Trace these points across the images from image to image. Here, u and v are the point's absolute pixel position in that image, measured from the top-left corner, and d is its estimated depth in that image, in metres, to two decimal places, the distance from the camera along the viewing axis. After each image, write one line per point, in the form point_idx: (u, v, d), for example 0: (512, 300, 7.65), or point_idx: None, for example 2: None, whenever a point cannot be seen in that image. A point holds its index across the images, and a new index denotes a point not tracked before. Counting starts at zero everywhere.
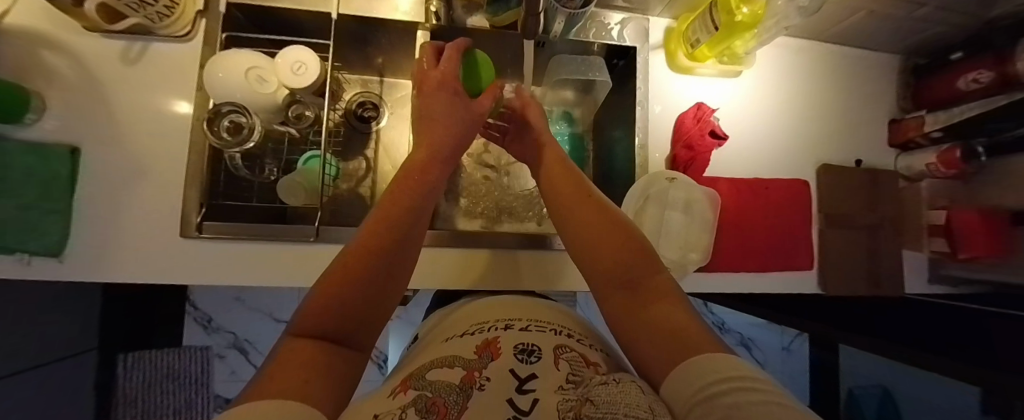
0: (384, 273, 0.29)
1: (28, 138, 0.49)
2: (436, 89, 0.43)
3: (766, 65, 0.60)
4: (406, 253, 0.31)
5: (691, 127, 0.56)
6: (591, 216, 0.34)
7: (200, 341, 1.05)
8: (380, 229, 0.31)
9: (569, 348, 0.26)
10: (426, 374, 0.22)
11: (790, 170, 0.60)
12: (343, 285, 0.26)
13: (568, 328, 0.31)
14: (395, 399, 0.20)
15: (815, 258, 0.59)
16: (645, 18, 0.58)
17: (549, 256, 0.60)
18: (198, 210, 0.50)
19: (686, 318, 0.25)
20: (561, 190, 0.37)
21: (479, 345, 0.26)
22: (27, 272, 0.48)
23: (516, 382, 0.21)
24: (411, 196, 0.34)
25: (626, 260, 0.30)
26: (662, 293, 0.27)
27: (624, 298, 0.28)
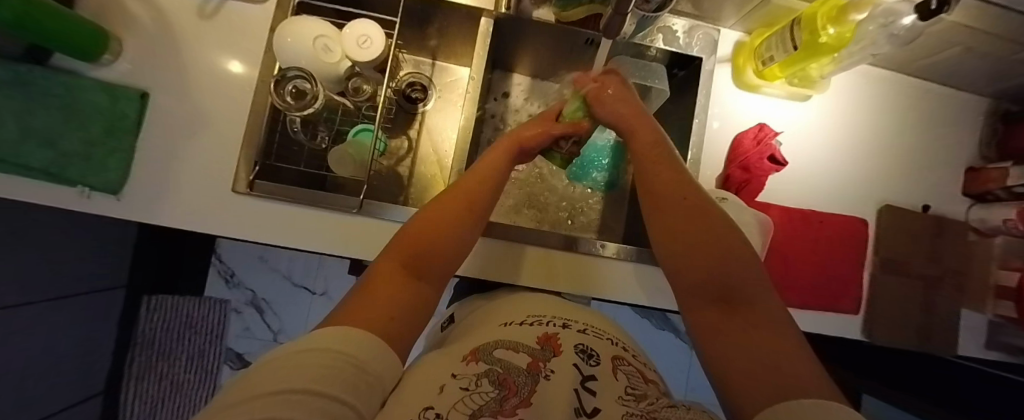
0: (442, 241, 0.32)
1: (105, 77, 0.52)
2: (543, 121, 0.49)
3: (840, 93, 0.57)
4: (470, 231, 0.35)
5: (750, 148, 0.53)
6: (693, 218, 0.33)
7: (222, 294, 1.08)
8: (460, 206, 0.35)
9: (627, 362, 0.28)
10: (494, 350, 0.26)
11: (851, 207, 0.57)
12: (422, 240, 0.31)
13: (621, 340, 0.33)
14: (469, 365, 0.24)
15: (863, 302, 0.56)
16: (715, 29, 0.56)
17: (582, 260, 0.59)
18: (251, 168, 0.52)
19: (794, 356, 0.22)
20: (662, 192, 0.36)
21: (540, 338, 0.29)
22: (86, 204, 0.50)
23: (579, 377, 0.24)
24: (489, 186, 0.38)
25: (725, 271, 0.29)
26: (766, 322, 0.25)
27: (715, 315, 0.28)
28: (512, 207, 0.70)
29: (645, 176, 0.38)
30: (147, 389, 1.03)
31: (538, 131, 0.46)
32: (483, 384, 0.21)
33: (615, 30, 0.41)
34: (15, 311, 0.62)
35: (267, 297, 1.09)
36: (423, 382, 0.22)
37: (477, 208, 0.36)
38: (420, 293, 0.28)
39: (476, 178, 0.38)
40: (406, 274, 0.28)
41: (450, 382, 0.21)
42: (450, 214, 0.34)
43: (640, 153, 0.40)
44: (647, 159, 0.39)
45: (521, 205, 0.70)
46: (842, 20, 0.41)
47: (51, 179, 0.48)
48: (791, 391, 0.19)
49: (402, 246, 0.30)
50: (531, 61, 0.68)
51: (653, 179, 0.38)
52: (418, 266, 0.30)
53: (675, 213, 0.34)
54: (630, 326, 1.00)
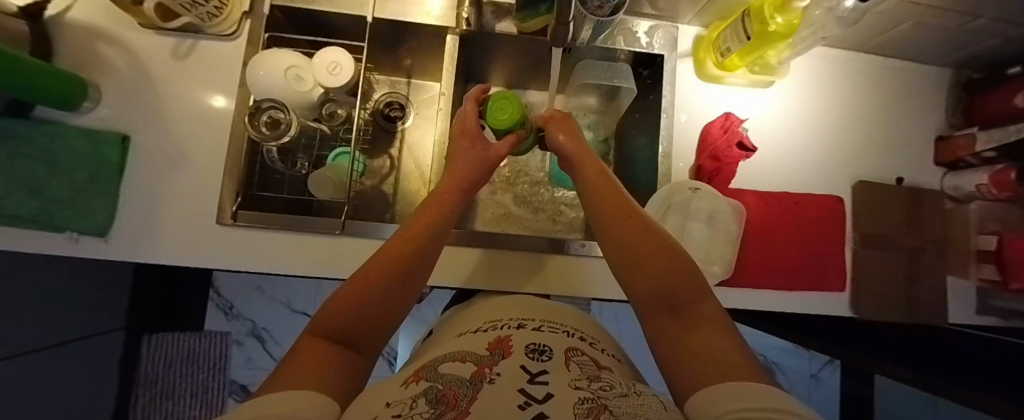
0: (375, 298, 0.33)
1: (86, 124, 0.53)
2: (461, 138, 0.51)
3: (801, 77, 0.59)
4: (405, 295, 0.36)
5: (718, 137, 0.53)
6: (648, 245, 0.39)
7: (222, 326, 1.10)
8: (398, 266, 0.36)
9: (579, 352, 0.36)
10: (440, 368, 0.30)
11: (826, 185, 0.58)
12: (348, 309, 0.31)
13: (577, 332, 0.42)
14: (411, 386, 0.27)
15: (848, 278, 0.56)
16: (674, 26, 0.58)
17: (567, 261, 0.60)
18: (233, 199, 0.53)
19: (724, 343, 0.29)
20: (619, 220, 0.42)
21: (492, 344, 0.37)
22: (75, 249, 0.51)
23: (529, 376, 0.28)
24: (425, 229, 0.40)
25: (671, 284, 0.35)
26: (706, 319, 0.32)
27: (665, 321, 0.34)
28: (494, 215, 0.71)
29: (603, 204, 0.45)
30: None
31: (473, 163, 0.48)
32: (419, 406, 0.22)
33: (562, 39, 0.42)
34: (17, 362, 0.63)
35: (267, 326, 1.11)
36: (360, 409, 0.23)
37: (411, 269, 0.37)
38: (352, 361, 0.29)
39: (421, 224, 0.40)
40: (334, 346, 0.29)
41: (382, 411, 0.22)
42: (373, 280, 0.34)
43: (596, 191, 0.46)
44: (599, 197, 0.45)
45: (505, 211, 0.71)
46: (788, 9, 0.43)
47: (39, 228, 0.49)
48: (724, 372, 0.25)
49: (327, 319, 0.30)
50: (503, 72, 0.70)
51: (607, 209, 0.44)
52: (345, 335, 0.30)
53: (630, 239, 0.40)
54: (626, 324, 1.01)
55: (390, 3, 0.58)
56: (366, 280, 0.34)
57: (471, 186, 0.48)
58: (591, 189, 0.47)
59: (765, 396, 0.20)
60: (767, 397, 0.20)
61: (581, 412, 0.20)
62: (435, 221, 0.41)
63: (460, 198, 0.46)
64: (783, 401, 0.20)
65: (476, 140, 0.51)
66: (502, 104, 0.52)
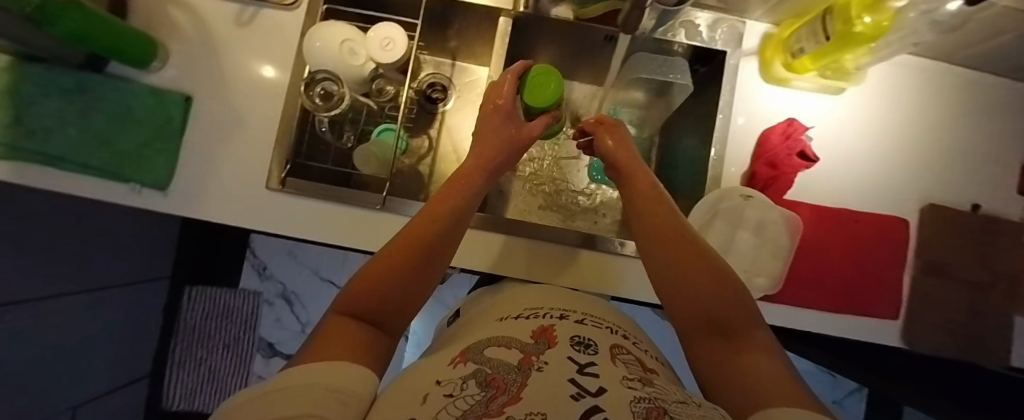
0: (400, 279, 0.31)
1: (154, 83, 0.56)
2: (491, 112, 0.48)
3: (876, 86, 0.54)
4: (430, 278, 0.34)
5: (778, 144, 0.50)
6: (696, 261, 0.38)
7: (254, 286, 1.13)
8: (422, 246, 0.34)
9: (623, 351, 0.35)
10: (484, 351, 0.31)
11: (890, 205, 0.54)
12: (373, 289, 0.30)
13: (621, 330, 0.42)
14: (457, 368, 0.27)
15: (903, 306, 0.53)
16: (741, 21, 0.54)
17: (600, 257, 0.59)
18: (282, 166, 0.55)
19: (776, 370, 0.28)
20: (664, 230, 0.41)
21: (537, 332, 0.37)
22: (137, 200, 0.54)
23: (577, 367, 0.28)
24: (450, 209, 0.38)
25: (721, 303, 0.34)
26: (754, 346, 0.32)
27: (714, 345, 0.34)
28: (526, 204, 0.70)
29: (647, 216, 0.43)
30: (188, 373, 1.11)
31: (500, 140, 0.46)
32: (468, 388, 0.23)
33: (633, 25, 0.42)
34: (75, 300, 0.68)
35: (296, 290, 1.15)
36: (411, 389, 0.24)
37: (435, 252, 0.35)
38: (383, 342, 0.29)
39: (447, 204, 0.39)
40: (361, 325, 0.28)
41: (433, 391, 0.23)
42: (401, 262, 0.32)
43: (642, 202, 0.45)
44: (643, 207, 0.45)
45: (539, 202, 0.70)
46: (880, 8, 0.38)
47: (110, 178, 0.53)
48: (782, 398, 0.24)
49: (352, 297, 0.29)
50: (551, 59, 0.68)
51: (650, 221, 0.43)
52: (374, 315, 0.29)
53: (675, 254, 0.39)
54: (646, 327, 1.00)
55: None
56: (393, 262, 0.32)
57: (497, 166, 0.45)
58: (637, 195, 0.46)
59: None
60: None
61: (639, 411, 0.19)
62: (462, 202, 0.39)
63: (486, 179, 0.44)
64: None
65: (507, 115, 0.48)
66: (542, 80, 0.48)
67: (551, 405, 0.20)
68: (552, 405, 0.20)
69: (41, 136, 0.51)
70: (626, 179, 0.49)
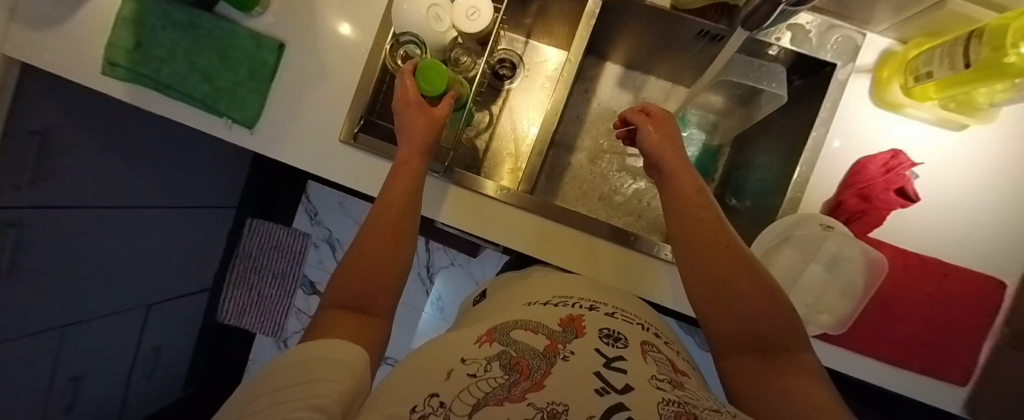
0: (370, 280, 0.36)
1: (254, 27, 0.60)
2: (407, 109, 0.47)
3: (1008, 127, 0.47)
4: (393, 261, 0.38)
5: (875, 175, 0.45)
6: (738, 273, 0.37)
7: (305, 227, 1.22)
8: (384, 239, 0.39)
9: (654, 349, 0.36)
10: (512, 334, 0.33)
11: (989, 263, 0.48)
12: (351, 285, 0.35)
13: (653, 328, 0.41)
14: (485, 348, 0.30)
15: (975, 374, 0.49)
16: (861, 33, 0.49)
17: (646, 261, 0.58)
18: (356, 122, 0.57)
19: (818, 392, 0.28)
20: (701, 245, 0.39)
21: (565, 320, 0.38)
22: (229, 135, 0.60)
23: (604, 361, 0.30)
24: (403, 197, 0.42)
25: (763, 319, 0.34)
26: (797, 368, 0.31)
27: (755, 363, 0.33)
28: (577, 195, 0.70)
29: (681, 225, 0.41)
30: (241, 294, 1.24)
31: (421, 131, 0.46)
32: (492, 370, 0.26)
33: (757, 23, 0.39)
34: None
35: (339, 238, 1.21)
36: (441, 362, 0.28)
37: (397, 243, 0.39)
38: (376, 329, 0.34)
39: (398, 193, 0.42)
40: (356, 317, 0.33)
41: (457, 369, 0.26)
42: (375, 264, 0.37)
43: (684, 204, 0.42)
44: (686, 213, 0.42)
45: (592, 194, 0.70)
46: None
47: (207, 110, 0.59)
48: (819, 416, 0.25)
49: (340, 294, 0.34)
50: (629, 49, 0.65)
51: (685, 224, 0.41)
52: (359, 302, 0.34)
53: (714, 265, 0.38)
54: None
55: None
56: (370, 264, 0.37)
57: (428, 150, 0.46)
58: (681, 198, 0.43)
59: None
60: None
61: (667, 413, 0.20)
62: (406, 190, 0.42)
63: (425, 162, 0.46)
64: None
65: (420, 107, 0.47)
66: (432, 73, 0.46)
67: (578, 396, 0.22)
68: (577, 396, 0.22)
69: (157, 63, 0.57)
70: (669, 181, 0.45)
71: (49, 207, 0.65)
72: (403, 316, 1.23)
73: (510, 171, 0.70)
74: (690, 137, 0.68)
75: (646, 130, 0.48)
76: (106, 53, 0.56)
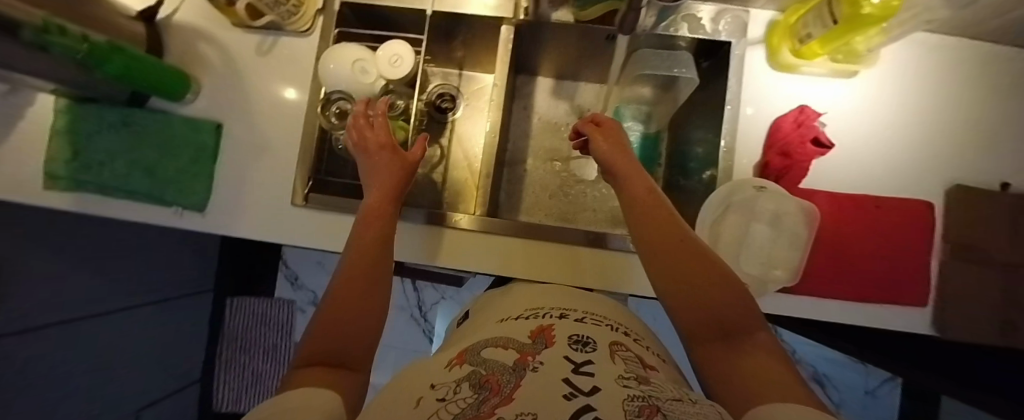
0: (346, 333, 0.35)
1: (188, 114, 0.61)
2: (377, 151, 0.48)
3: (893, 66, 0.52)
4: (367, 311, 0.38)
5: (789, 131, 0.49)
6: (697, 264, 0.39)
7: (288, 295, 1.20)
8: (357, 292, 0.38)
9: (624, 348, 0.37)
10: (482, 353, 0.34)
11: (914, 189, 0.52)
12: (325, 340, 0.34)
13: (620, 325, 0.43)
14: (455, 370, 0.31)
15: (930, 292, 0.52)
16: (745, 10, 0.54)
17: (614, 256, 0.60)
18: (305, 184, 0.58)
19: (776, 370, 0.30)
20: (659, 239, 0.41)
21: (535, 332, 0.39)
22: (180, 222, 0.60)
23: (573, 366, 0.31)
24: (376, 246, 0.43)
25: (724, 307, 0.36)
26: (757, 350, 0.32)
27: (719, 349, 0.34)
28: (539, 206, 0.72)
29: (638, 223, 0.43)
30: (234, 377, 1.19)
31: (392, 172, 0.48)
32: (462, 391, 0.26)
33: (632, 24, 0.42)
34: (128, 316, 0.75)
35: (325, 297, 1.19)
36: (410, 389, 0.27)
37: (369, 295, 0.39)
38: (354, 381, 0.32)
39: (369, 237, 0.43)
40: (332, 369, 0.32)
41: (427, 394, 0.26)
42: (349, 313, 0.37)
43: (637, 202, 0.45)
44: (641, 209, 0.44)
45: (553, 203, 0.72)
46: None
47: (154, 201, 0.59)
48: (777, 397, 0.26)
49: (315, 348, 0.33)
50: (553, 62, 0.70)
51: (642, 222, 0.43)
52: (334, 356, 0.33)
53: (674, 257, 0.40)
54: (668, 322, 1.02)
55: None
56: (343, 314, 0.36)
57: (398, 191, 0.48)
58: (635, 197, 0.45)
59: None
60: None
61: (632, 408, 0.20)
62: (376, 237, 0.43)
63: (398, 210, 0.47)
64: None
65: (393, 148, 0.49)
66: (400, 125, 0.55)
67: (549, 401, 0.22)
68: (545, 401, 0.22)
69: (98, 167, 0.58)
70: (623, 184, 0.47)
71: (25, 331, 0.63)
72: (404, 361, 1.22)
73: (469, 198, 0.72)
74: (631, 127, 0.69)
75: (596, 141, 0.51)
76: (44, 168, 0.57)
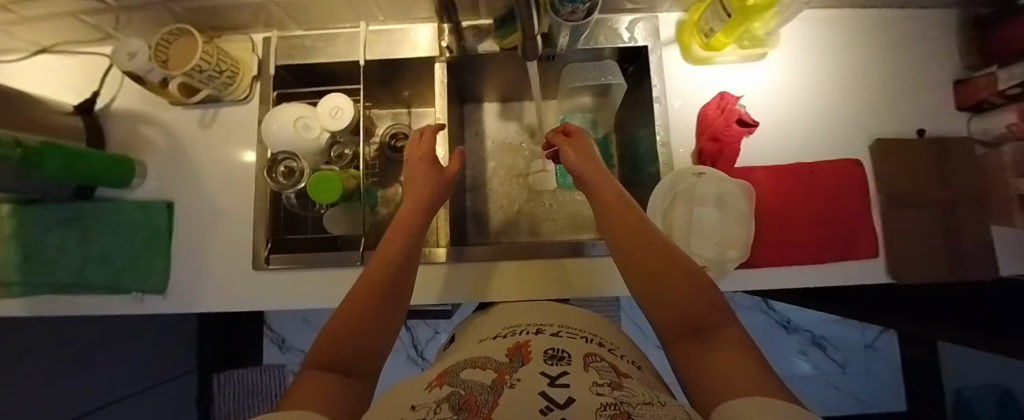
0: (359, 339, 0.33)
1: (138, 197, 0.61)
2: (417, 162, 0.52)
3: (795, 44, 0.57)
4: (385, 322, 0.36)
5: (716, 118, 0.53)
6: (665, 262, 0.40)
7: (278, 359, 1.16)
8: (371, 298, 0.37)
9: (599, 358, 0.37)
10: (460, 374, 0.33)
11: (840, 150, 0.56)
12: (330, 349, 0.31)
13: (595, 336, 0.43)
14: (434, 391, 0.29)
15: (880, 243, 0.54)
16: (654, 16, 0.58)
17: (587, 261, 0.60)
18: (265, 245, 0.58)
19: (746, 362, 0.28)
20: (631, 235, 0.42)
21: (512, 349, 0.39)
22: (142, 308, 0.59)
23: (549, 379, 0.31)
24: (394, 252, 0.42)
25: (691, 306, 0.35)
26: (726, 343, 0.31)
27: (691, 344, 0.33)
28: (507, 225, 0.73)
29: (611, 222, 0.45)
30: None
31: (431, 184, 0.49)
32: (443, 410, 0.24)
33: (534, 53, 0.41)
34: None
35: None
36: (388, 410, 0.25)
37: (384, 303, 0.37)
38: (357, 392, 0.29)
39: (392, 246, 0.42)
40: (335, 375, 0.29)
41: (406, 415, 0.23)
42: (356, 322, 0.34)
43: (608, 202, 0.47)
44: (613, 208, 0.46)
45: (519, 220, 0.72)
46: None
47: (111, 291, 0.58)
48: (743, 386, 0.24)
49: (320, 357, 0.31)
50: (495, 87, 0.72)
51: (613, 225, 0.45)
52: (340, 366, 0.30)
53: (643, 256, 0.41)
54: None
55: (381, 43, 0.61)
56: (345, 324, 0.34)
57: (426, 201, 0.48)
58: (606, 195, 0.48)
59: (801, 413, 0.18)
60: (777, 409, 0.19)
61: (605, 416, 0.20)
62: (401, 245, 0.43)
63: (424, 221, 0.47)
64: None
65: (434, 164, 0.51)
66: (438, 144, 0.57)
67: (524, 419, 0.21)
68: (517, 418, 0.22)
69: (51, 267, 0.57)
70: (594, 191, 0.49)
71: None
72: None
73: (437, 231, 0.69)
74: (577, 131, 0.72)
75: (564, 151, 0.54)
76: None
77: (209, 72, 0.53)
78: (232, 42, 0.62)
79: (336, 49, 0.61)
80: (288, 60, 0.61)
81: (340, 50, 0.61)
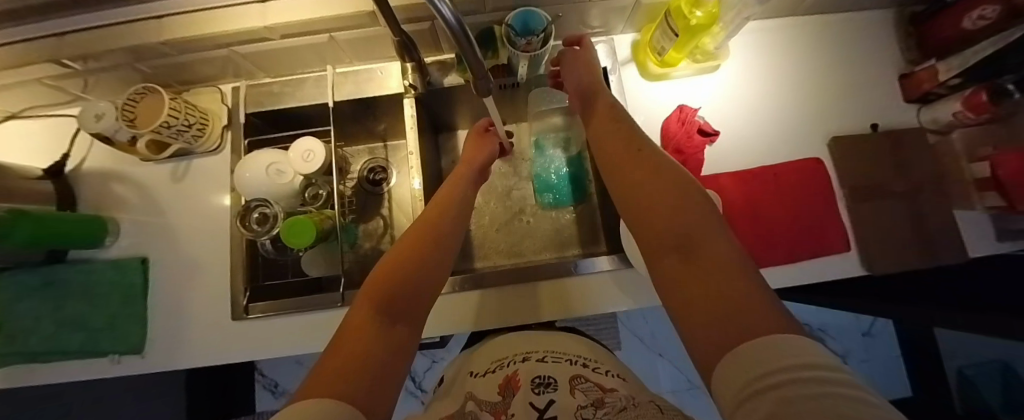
0: (409, 278, 0.33)
1: (112, 255, 0.60)
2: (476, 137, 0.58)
3: (744, 54, 0.60)
4: (439, 260, 0.37)
5: (677, 129, 0.55)
6: (652, 179, 0.34)
7: (271, 405, 1.12)
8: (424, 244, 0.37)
9: (585, 378, 0.34)
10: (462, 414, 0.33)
11: (801, 150, 0.58)
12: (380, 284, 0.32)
13: (582, 357, 0.38)
14: None
15: (850, 236, 0.55)
16: (610, 38, 0.61)
17: (577, 280, 0.56)
18: (243, 294, 0.57)
19: (746, 290, 0.24)
20: (618, 159, 0.38)
21: (502, 383, 0.35)
22: (119, 370, 0.57)
23: (538, 413, 0.30)
24: (455, 205, 0.43)
25: (687, 222, 0.30)
26: (719, 265, 0.26)
27: (680, 265, 0.28)
28: (489, 250, 0.72)
29: (602, 145, 0.41)
30: None
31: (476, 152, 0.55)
32: None
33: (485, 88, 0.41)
34: None
35: None
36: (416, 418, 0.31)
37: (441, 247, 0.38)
38: (402, 330, 0.30)
39: (443, 195, 0.44)
40: (383, 313, 0.30)
41: None
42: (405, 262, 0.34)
43: (600, 119, 0.44)
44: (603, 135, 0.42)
45: (501, 242, 0.72)
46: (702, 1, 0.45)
47: (85, 356, 0.55)
48: (736, 321, 0.22)
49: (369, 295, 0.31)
50: (466, 114, 0.74)
51: (610, 149, 0.40)
52: (401, 301, 0.31)
53: (633, 174, 0.36)
54: (657, 323, 1.02)
55: (348, 84, 0.62)
56: (390, 262, 0.34)
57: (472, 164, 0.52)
58: (598, 109, 0.46)
59: (820, 369, 0.17)
60: (788, 357, 0.18)
61: None
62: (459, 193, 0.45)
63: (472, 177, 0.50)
64: (816, 351, 0.19)
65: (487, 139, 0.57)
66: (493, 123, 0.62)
67: None
68: None
69: (22, 336, 0.54)
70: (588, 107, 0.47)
71: None
72: None
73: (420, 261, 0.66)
74: (540, 140, 0.73)
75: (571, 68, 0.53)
76: None
77: (178, 127, 0.54)
78: (201, 94, 0.64)
79: (305, 93, 0.62)
80: (257, 108, 0.62)
81: (309, 94, 0.62)
